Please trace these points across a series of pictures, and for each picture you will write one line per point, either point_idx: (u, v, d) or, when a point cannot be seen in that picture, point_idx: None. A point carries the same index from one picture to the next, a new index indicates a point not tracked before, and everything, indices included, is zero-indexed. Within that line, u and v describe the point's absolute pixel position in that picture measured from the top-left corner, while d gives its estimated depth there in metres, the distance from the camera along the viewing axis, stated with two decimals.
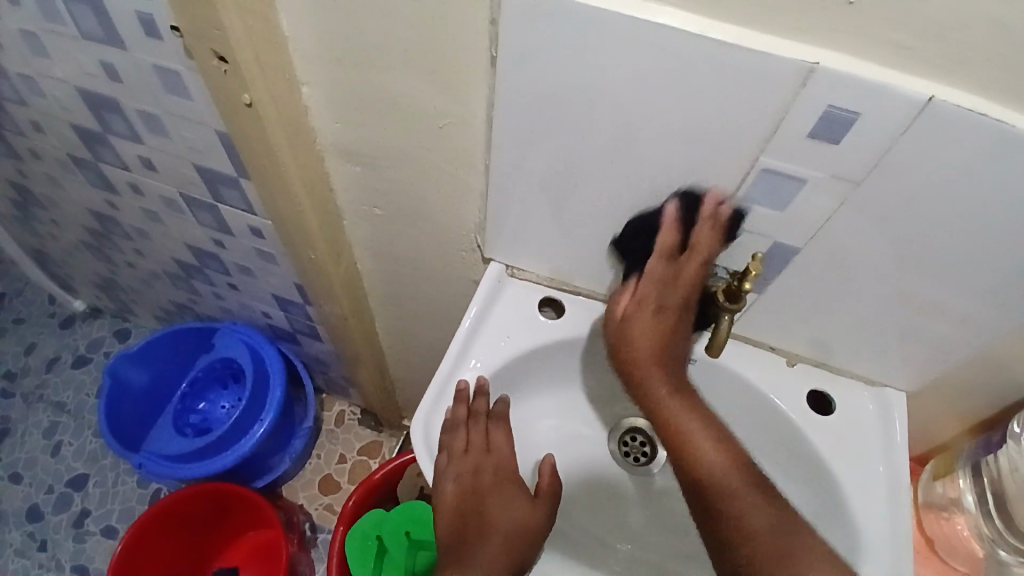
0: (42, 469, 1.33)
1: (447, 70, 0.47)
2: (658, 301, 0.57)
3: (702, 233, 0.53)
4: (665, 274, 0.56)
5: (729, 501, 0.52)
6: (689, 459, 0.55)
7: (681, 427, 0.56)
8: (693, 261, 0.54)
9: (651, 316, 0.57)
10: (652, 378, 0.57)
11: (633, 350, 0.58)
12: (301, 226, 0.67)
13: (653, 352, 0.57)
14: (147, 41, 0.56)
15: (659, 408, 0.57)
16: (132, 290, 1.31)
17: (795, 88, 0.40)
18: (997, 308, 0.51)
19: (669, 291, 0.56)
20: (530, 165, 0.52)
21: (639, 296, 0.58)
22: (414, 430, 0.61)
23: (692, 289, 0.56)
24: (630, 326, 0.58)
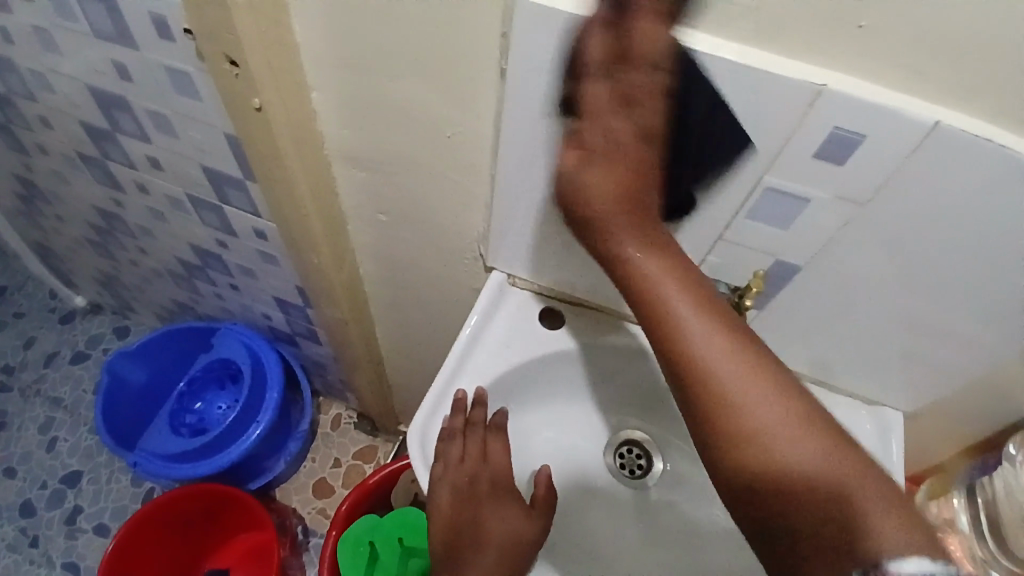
0: (37, 464, 1.32)
1: (458, 80, 0.47)
2: (612, 141, 0.43)
3: (629, 35, 0.39)
4: (606, 101, 0.42)
5: (729, 403, 0.44)
6: (686, 360, 0.46)
7: (669, 304, 0.46)
8: (638, 74, 0.40)
9: (608, 165, 0.44)
10: (623, 238, 0.46)
11: (600, 209, 0.45)
12: (305, 229, 0.67)
13: (629, 211, 0.45)
14: (158, 41, 0.56)
15: (647, 283, 0.46)
16: (133, 287, 1.31)
17: (803, 107, 0.40)
18: (999, 333, 0.51)
19: (618, 124, 0.42)
20: (536, 177, 0.53)
21: (591, 139, 0.44)
22: (410, 440, 0.60)
23: (650, 111, 0.42)
24: (591, 180, 0.44)
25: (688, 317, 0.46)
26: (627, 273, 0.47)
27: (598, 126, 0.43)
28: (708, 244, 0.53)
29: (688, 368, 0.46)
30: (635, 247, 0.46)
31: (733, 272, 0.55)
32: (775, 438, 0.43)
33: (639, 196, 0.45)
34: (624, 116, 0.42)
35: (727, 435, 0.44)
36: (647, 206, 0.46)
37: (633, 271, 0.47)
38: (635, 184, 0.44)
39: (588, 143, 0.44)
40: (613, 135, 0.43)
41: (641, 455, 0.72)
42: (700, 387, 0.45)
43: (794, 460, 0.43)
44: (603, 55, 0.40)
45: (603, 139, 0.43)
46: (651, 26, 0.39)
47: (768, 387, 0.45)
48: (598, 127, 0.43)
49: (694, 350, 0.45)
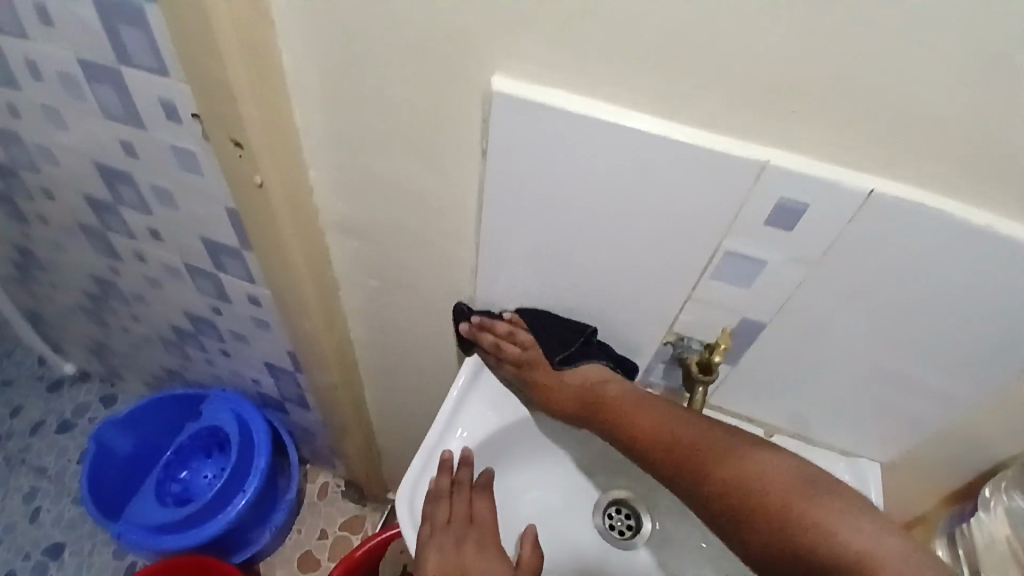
0: (19, 536, 1.30)
1: (443, 157, 0.52)
2: (520, 366, 0.64)
3: (483, 339, 0.65)
4: (511, 360, 0.64)
5: (751, 493, 0.53)
6: (674, 477, 0.56)
7: (640, 435, 0.58)
8: (507, 351, 0.64)
9: (534, 373, 0.64)
10: (577, 407, 0.62)
11: (561, 407, 0.64)
12: (298, 296, 0.71)
13: (593, 389, 0.61)
14: (166, 123, 0.61)
15: (620, 424, 0.59)
16: (124, 354, 1.32)
17: (751, 180, 0.44)
18: (955, 383, 0.54)
19: (525, 363, 0.63)
20: (521, 247, 0.57)
21: (519, 377, 0.65)
22: (398, 501, 0.62)
23: (521, 347, 0.63)
24: (541, 391, 0.64)
25: (696, 438, 0.56)
26: (633, 423, 0.59)
27: (514, 371, 0.65)
28: (678, 304, 0.57)
29: (710, 476, 0.54)
30: (619, 401, 0.60)
31: (703, 331, 0.59)
32: (795, 512, 0.51)
33: (589, 380, 0.62)
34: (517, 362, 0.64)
35: (756, 519, 0.52)
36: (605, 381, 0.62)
37: (635, 418, 0.59)
38: (574, 381, 0.62)
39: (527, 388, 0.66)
40: (517, 364, 0.64)
41: (629, 515, 0.73)
42: (716, 492, 0.54)
43: (812, 522, 0.50)
44: (490, 351, 0.65)
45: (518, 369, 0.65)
46: (489, 326, 0.64)
47: (777, 473, 0.53)
48: (523, 373, 0.65)
49: (708, 460, 0.55)
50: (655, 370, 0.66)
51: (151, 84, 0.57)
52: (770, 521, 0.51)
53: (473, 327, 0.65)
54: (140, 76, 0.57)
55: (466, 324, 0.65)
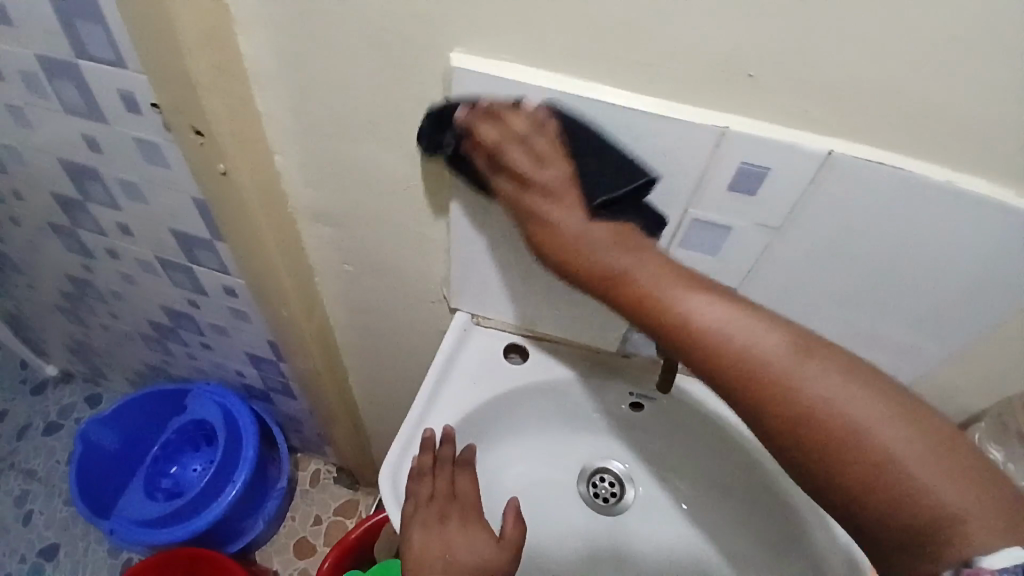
0: (13, 539, 1.30)
1: (407, 138, 0.52)
2: (525, 182, 0.47)
3: (483, 133, 0.46)
4: (513, 178, 0.47)
5: (811, 420, 0.41)
6: (706, 358, 0.43)
7: (672, 309, 0.44)
8: (518, 157, 0.46)
9: (542, 200, 0.46)
10: (604, 266, 0.45)
11: (571, 266, 0.46)
12: (274, 285, 0.70)
13: (613, 253, 0.45)
14: (128, 117, 0.60)
15: (642, 293, 0.45)
16: (106, 353, 1.32)
17: (712, 147, 0.45)
18: (925, 338, 0.55)
19: (534, 191, 0.46)
20: (493, 224, 0.57)
21: (522, 204, 0.47)
22: (381, 479, 0.63)
23: (540, 163, 0.46)
24: (550, 231, 0.46)
25: (744, 344, 0.43)
26: (654, 319, 0.44)
27: (512, 189, 0.47)
28: None
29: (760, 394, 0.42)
30: (649, 270, 0.45)
31: None
32: (865, 447, 0.40)
33: (609, 234, 0.45)
34: (528, 173, 0.46)
35: (820, 452, 0.41)
36: (628, 240, 0.46)
37: (659, 311, 0.44)
38: (591, 226, 0.46)
39: (529, 220, 0.47)
40: (524, 180, 0.47)
41: (613, 483, 0.73)
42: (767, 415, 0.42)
43: (889, 459, 0.39)
44: (487, 158, 0.47)
45: (524, 195, 0.47)
46: (503, 118, 0.45)
47: (844, 387, 0.41)
48: (526, 198, 0.47)
49: (756, 378, 0.42)
50: (631, 340, 0.67)
51: (110, 78, 0.56)
52: (833, 455, 0.40)
53: (471, 121, 0.46)
54: (98, 70, 0.56)
55: (465, 110, 0.46)
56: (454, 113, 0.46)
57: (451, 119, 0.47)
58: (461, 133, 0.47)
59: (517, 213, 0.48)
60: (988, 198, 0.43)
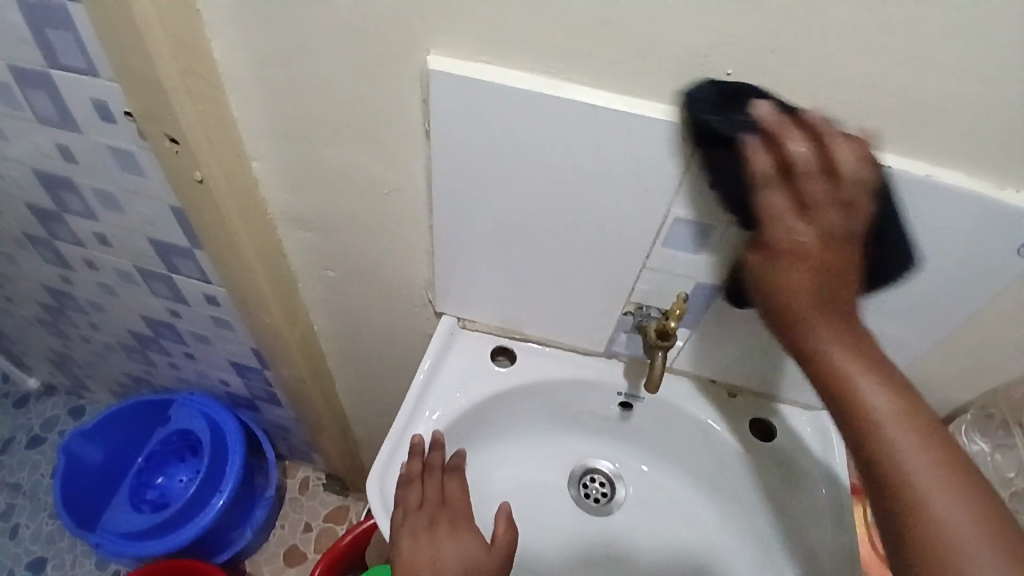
0: None
1: (386, 142, 0.51)
2: (804, 212, 0.44)
3: (794, 142, 0.41)
4: (784, 199, 0.44)
5: (905, 485, 0.41)
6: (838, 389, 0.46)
7: (827, 345, 0.46)
8: (816, 188, 0.43)
9: (809, 232, 0.44)
10: (802, 300, 0.46)
11: (788, 301, 0.47)
12: (256, 293, 0.69)
13: (821, 310, 0.46)
14: (102, 126, 0.59)
15: (809, 326, 0.47)
16: (88, 364, 1.30)
17: (693, 146, 0.44)
18: (910, 331, 0.55)
19: (806, 227, 0.44)
20: (477, 226, 0.56)
21: (785, 227, 0.45)
22: (370, 488, 0.61)
23: (831, 205, 0.43)
24: (792, 258, 0.45)
25: (880, 407, 0.44)
26: (809, 363, 0.47)
27: (782, 211, 0.44)
28: (634, 273, 0.57)
29: (873, 447, 0.43)
30: (825, 318, 0.46)
31: (660, 298, 0.59)
32: (942, 520, 0.39)
33: (831, 286, 0.46)
34: (814, 207, 0.43)
35: (903, 508, 0.41)
36: (843, 301, 0.47)
37: (817, 359, 0.47)
38: (836, 271, 0.45)
39: (782, 241, 0.45)
40: (806, 207, 0.44)
41: (604, 483, 0.73)
42: (876, 464, 0.43)
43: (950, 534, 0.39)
44: (774, 168, 0.43)
45: (800, 221, 0.44)
46: (822, 137, 0.41)
47: (949, 472, 0.41)
48: (791, 220, 0.44)
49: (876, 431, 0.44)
50: (618, 341, 0.67)
51: (82, 86, 0.55)
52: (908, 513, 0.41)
53: (773, 124, 0.41)
54: (70, 78, 0.55)
55: (768, 105, 0.41)
56: (755, 101, 0.41)
57: (744, 101, 0.41)
58: (751, 124, 0.41)
59: (768, 221, 0.45)
60: (967, 191, 0.43)
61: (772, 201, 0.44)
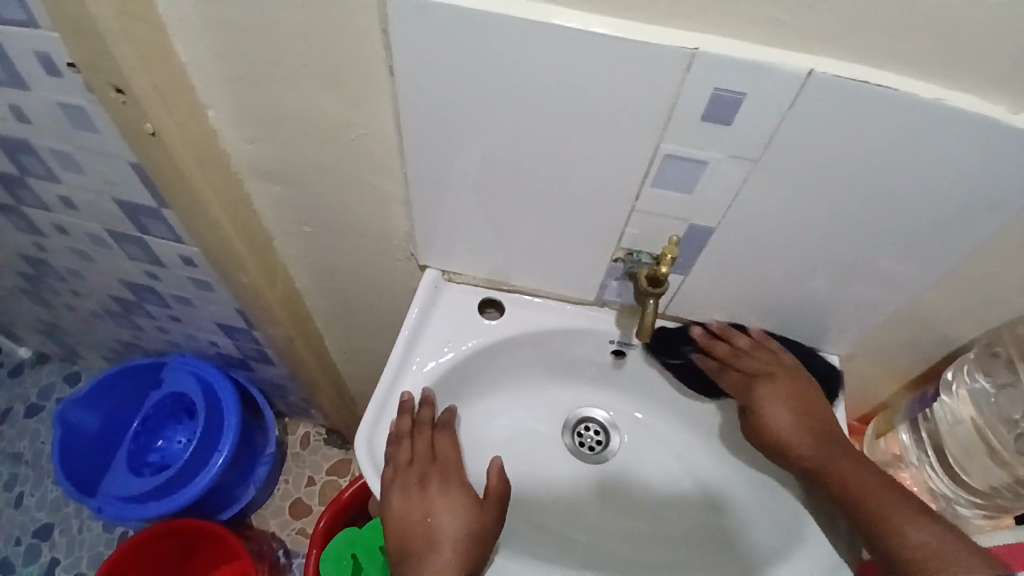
0: (7, 522, 1.28)
1: (350, 82, 0.47)
2: (766, 369, 0.63)
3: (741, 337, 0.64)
4: (753, 365, 0.63)
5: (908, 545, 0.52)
6: (844, 490, 0.57)
7: (822, 456, 0.59)
8: (766, 355, 0.63)
9: (774, 376, 0.62)
10: (792, 429, 0.60)
11: (785, 440, 0.61)
12: (230, 253, 0.66)
13: (820, 440, 0.60)
14: (48, 80, 0.55)
15: (805, 449, 0.60)
16: (76, 332, 1.27)
17: (681, 73, 0.41)
18: (919, 266, 0.53)
19: (772, 369, 0.63)
20: (457, 170, 0.53)
21: (757, 380, 0.62)
22: (358, 447, 0.59)
23: (782, 364, 0.63)
24: (770, 403, 0.61)
25: (877, 492, 0.55)
26: (822, 478, 0.58)
27: (751, 368, 0.63)
28: (623, 214, 0.53)
29: (880, 526, 0.54)
30: (819, 443, 0.59)
31: (649, 241, 0.56)
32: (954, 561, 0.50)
33: (806, 410, 0.61)
34: (772, 366, 0.63)
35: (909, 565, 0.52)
36: (824, 421, 0.61)
37: (823, 471, 0.58)
38: (806, 405, 0.61)
39: (756, 383, 0.62)
40: (767, 366, 0.63)
41: (598, 431, 0.72)
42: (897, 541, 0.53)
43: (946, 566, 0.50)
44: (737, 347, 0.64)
45: (768, 374, 0.63)
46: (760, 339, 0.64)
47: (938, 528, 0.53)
48: (757, 375, 0.63)
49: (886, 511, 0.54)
50: (608, 288, 0.64)
51: (19, 37, 0.51)
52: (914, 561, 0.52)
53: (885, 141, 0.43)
54: (6, 29, 0.50)
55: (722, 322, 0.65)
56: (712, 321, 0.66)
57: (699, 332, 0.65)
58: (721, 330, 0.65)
59: (743, 375, 0.63)
60: (975, 114, 0.40)
61: (743, 358, 0.63)
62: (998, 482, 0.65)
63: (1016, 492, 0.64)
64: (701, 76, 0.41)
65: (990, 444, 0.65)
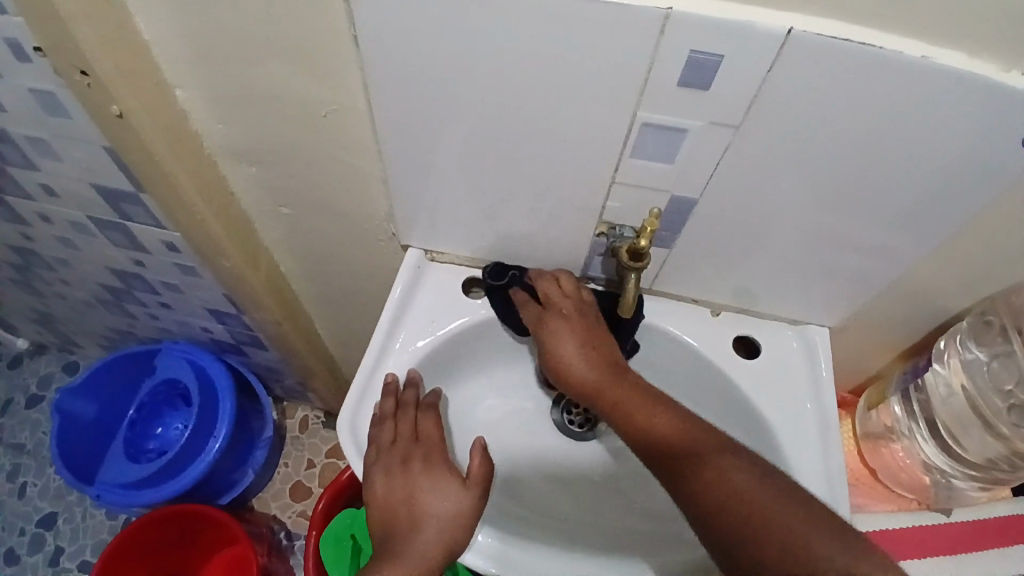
0: (11, 512, 1.28)
1: (316, 56, 0.46)
2: (563, 308, 0.61)
3: (549, 280, 0.62)
4: (551, 299, 0.61)
5: (715, 486, 0.49)
6: (635, 429, 0.54)
7: (606, 392, 0.57)
8: (565, 295, 0.61)
9: (567, 312, 0.61)
10: (580, 366, 0.59)
11: (575, 372, 0.59)
12: (210, 236, 0.65)
13: (603, 376, 0.58)
14: (13, 63, 0.53)
15: (589, 385, 0.58)
16: (71, 321, 1.27)
17: (656, 38, 0.39)
18: (910, 234, 0.51)
19: (568, 306, 0.61)
20: (435, 146, 0.51)
21: (552, 314, 0.61)
22: (341, 431, 0.59)
23: (581, 305, 0.61)
24: (559, 339, 0.60)
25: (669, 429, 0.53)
26: (608, 416, 0.56)
27: (552, 302, 0.61)
28: (604, 187, 0.52)
29: (682, 467, 0.51)
30: (603, 378, 0.57)
31: (635, 214, 0.55)
32: (746, 498, 0.47)
33: (593, 345, 0.60)
34: (567, 304, 0.61)
35: (720, 508, 0.48)
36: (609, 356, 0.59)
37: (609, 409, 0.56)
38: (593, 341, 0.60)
39: (551, 319, 0.61)
40: (561, 304, 0.61)
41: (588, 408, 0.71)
42: (696, 481, 0.49)
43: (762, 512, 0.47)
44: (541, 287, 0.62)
45: (564, 310, 0.61)
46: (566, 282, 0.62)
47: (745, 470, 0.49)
48: (553, 312, 0.61)
49: (678, 447, 0.52)
50: (594, 264, 0.63)
51: None
52: (727, 504, 0.48)
53: (871, 102, 0.41)
54: None
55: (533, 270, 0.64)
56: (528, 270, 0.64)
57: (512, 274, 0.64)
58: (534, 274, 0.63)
59: (541, 310, 0.62)
60: (961, 73, 0.39)
61: (545, 294, 0.62)
62: (995, 455, 0.66)
63: (1014, 465, 0.66)
64: (678, 41, 0.39)
65: (985, 417, 0.64)
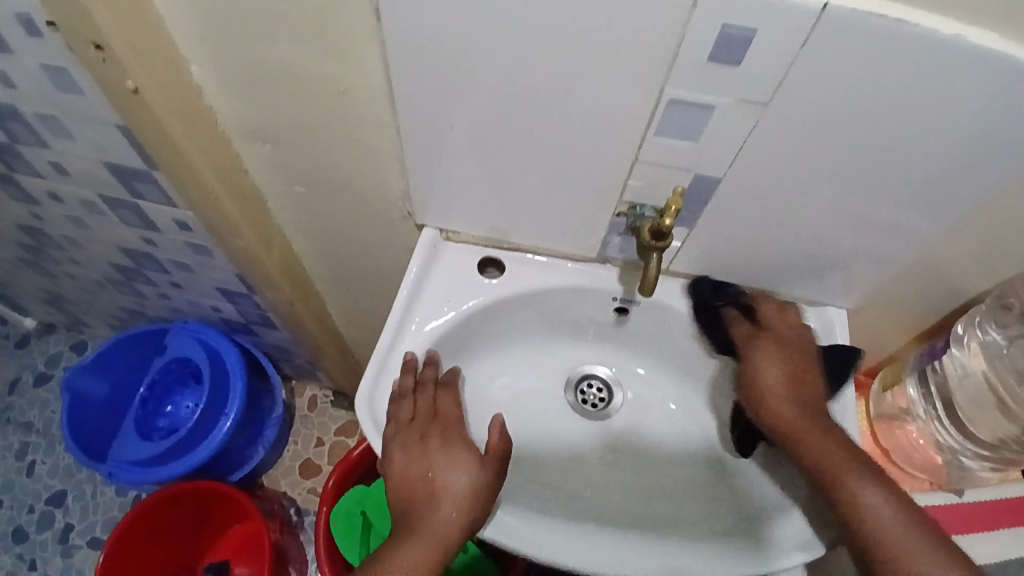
0: (21, 489, 1.29)
1: (335, 33, 0.45)
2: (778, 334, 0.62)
3: (768, 307, 0.64)
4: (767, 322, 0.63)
5: (872, 523, 0.52)
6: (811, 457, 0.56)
7: (796, 421, 0.58)
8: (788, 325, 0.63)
9: (779, 339, 0.62)
10: (778, 391, 0.60)
11: (773, 398, 0.60)
12: (222, 215, 0.65)
13: (796, 407, 0.59)
14: (25, 39, 0.52)
15: (777, 409, 0.59)
16: (80, 301, 1.27)
17: (685, 13, 0.38)
18: (933, 214, 0.51)
19: (787, 336, 0.62)
20: (454, 124, 0.51)
21: (767, 336, 0.62)
22: (359, 406, 0.59)
23: (801, 337, 0.63)
24: (764, 360, 0.61)
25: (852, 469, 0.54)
26: (794, 447, 0.57)
27: (771, 326, 0.63)
28: (623, 165, 0.52)
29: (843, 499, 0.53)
30: (796, 407, 0.59)
31: (654, 192, 0.54)
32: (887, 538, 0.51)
33: (799, 379, 0.60)
34: (784, 333, 0.62)
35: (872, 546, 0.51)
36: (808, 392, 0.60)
37: (799, 443, 0.57)
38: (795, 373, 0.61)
39: (762, 341, 0.62)
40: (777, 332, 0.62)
41: (601, 388, 0.71)
42: (856, 512, 0.52)
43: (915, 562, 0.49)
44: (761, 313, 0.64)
45: (779, 335, 0.62)
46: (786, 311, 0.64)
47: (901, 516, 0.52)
48: (764, 334, 0.62)
49: (843, 483, 0.54)
50: (611, 244, 0.63)
51: None
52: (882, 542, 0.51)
53: (901, 81, 0.40)
54: None
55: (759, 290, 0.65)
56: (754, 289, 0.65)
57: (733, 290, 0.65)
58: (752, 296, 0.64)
59: (750, 332, 0.63)
60: (996, 51, 0.38)
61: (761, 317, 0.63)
62: (1005, 436, 0.66)
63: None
64: (709, 15, 0.38)
65: (1000, 397, 0.64)
